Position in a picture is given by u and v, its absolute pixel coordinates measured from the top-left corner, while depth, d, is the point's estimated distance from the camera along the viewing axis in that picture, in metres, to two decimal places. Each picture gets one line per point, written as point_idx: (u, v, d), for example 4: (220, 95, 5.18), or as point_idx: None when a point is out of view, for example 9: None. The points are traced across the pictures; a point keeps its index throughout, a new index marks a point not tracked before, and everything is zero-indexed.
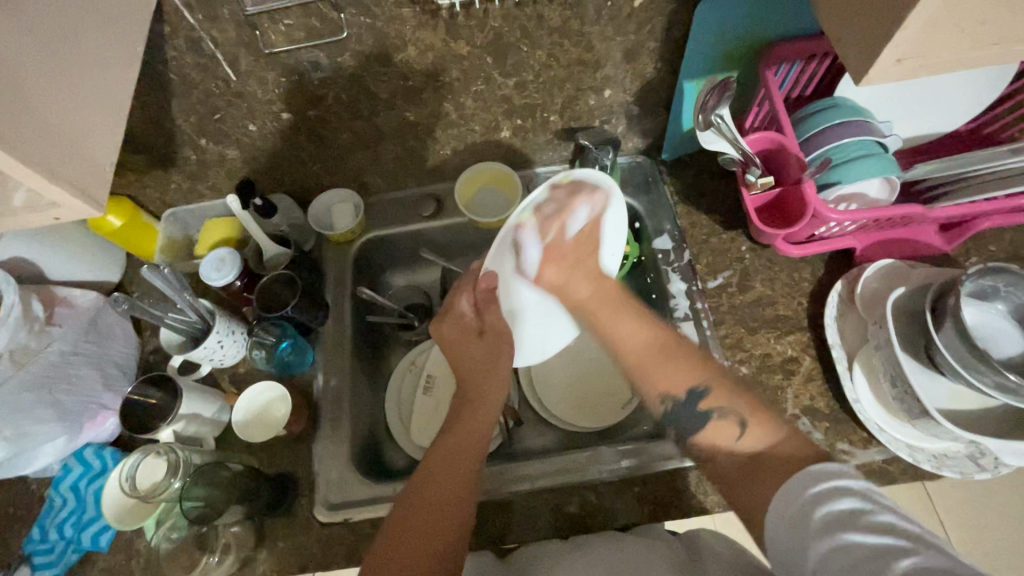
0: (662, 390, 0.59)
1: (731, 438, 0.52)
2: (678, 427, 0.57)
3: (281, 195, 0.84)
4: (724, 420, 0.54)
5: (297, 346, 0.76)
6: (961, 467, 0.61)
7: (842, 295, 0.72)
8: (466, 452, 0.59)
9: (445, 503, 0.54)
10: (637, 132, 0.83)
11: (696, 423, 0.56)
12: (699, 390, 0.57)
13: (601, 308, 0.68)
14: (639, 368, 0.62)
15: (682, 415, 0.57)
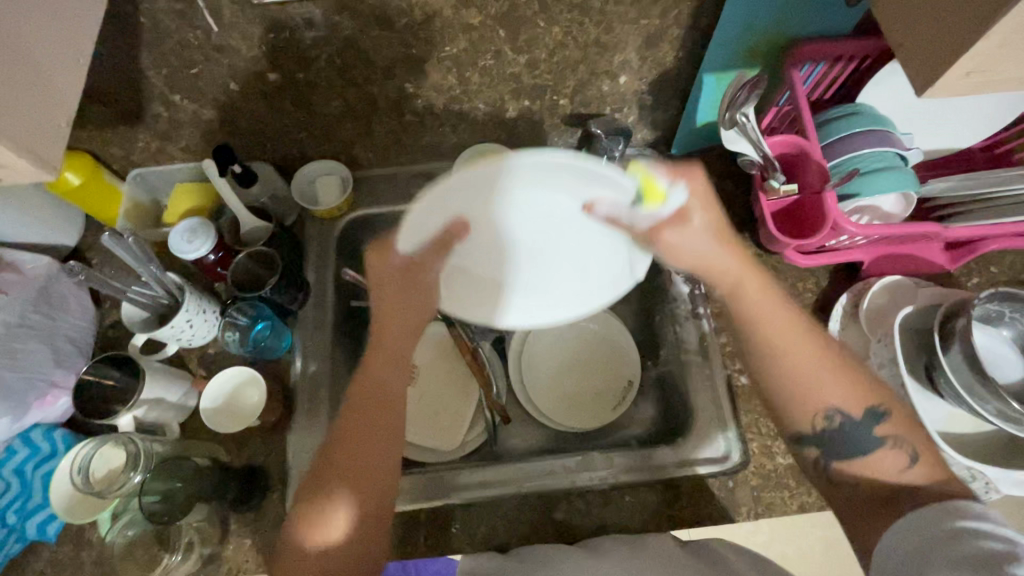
0: (815, 408, 0.53)
1: (896, 469, 0.49)
2: (826, 449, 0.53)
3: (261, 162, 0.77)
4: (894, 450, 0.50)
5: (274, 328, 0.71)
6: None
7: (846, 309, 0.71)
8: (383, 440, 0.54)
9: (374, 462, 0.53)
10: (647, 123, 0.79)
11: (847, 449, 0.52)
12: (877, 411, 0.52)
13: (721, 259, 0.58)
14: (811, 375, 0.53)
15: (841, 437, 0.52)
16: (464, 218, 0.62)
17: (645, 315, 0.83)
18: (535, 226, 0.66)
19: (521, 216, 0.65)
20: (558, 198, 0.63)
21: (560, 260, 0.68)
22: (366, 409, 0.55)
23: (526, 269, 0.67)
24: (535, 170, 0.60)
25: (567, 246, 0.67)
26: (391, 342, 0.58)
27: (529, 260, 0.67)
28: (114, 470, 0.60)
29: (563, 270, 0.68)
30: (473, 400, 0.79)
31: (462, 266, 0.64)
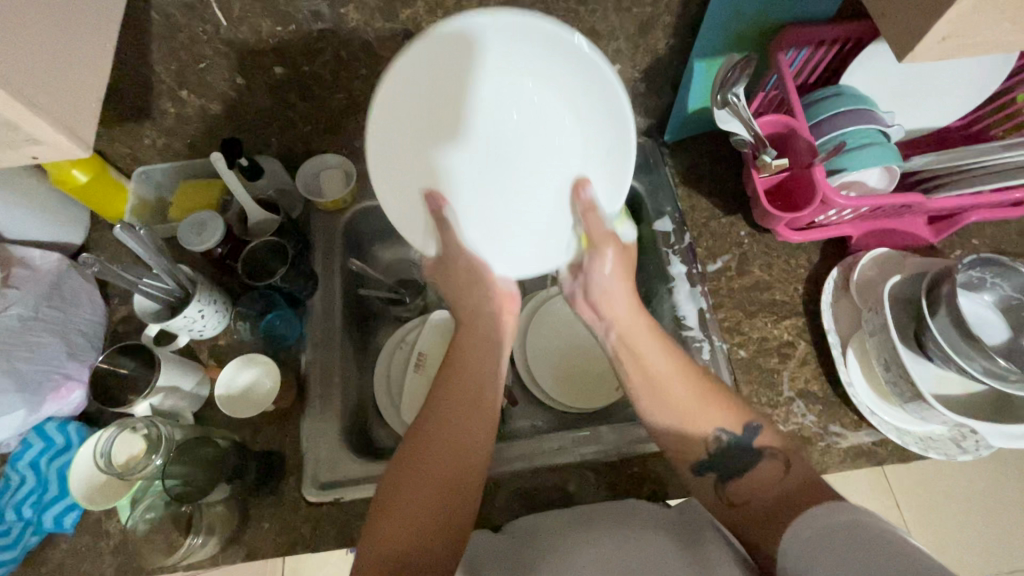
0: (705, 430, 0.57)
1: (774, 477, 0.53)
2: (721, 470, 0.56)
3: (266, 156, 0.78)
4: (771, 460, 0.55)
5: (285, 318, 0.73)
6: (944, 449, 0.64)
7: (837, 282, 0.74)
8: (468, 434, 0.55)
9: (451, 474, 0.53)
10: (640, 110, 0.82)
11: (737, 465, 0.55)
12: (753, 427, 0.56)
13: (625, 317, 0.61)
14: (696, 398, 0.57)
15: (728, 459, 0.56)
16: (430, 124, 0.51)
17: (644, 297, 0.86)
18: (506, 130, 0.53)
19: (492, 120, 0.52)
20: (538, 123, 0.53)
21: (531, 168, 0.55)
22: (437, 422, 0.56)
23: (488, 185, 0.56)
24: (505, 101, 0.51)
25: (534, 144, 0.54)
26: (470, 366, 0.60)
27: (488, 166, 0.55)
28: (133, 458, 0.61)
29: (522, 173, 0.56)
30: None
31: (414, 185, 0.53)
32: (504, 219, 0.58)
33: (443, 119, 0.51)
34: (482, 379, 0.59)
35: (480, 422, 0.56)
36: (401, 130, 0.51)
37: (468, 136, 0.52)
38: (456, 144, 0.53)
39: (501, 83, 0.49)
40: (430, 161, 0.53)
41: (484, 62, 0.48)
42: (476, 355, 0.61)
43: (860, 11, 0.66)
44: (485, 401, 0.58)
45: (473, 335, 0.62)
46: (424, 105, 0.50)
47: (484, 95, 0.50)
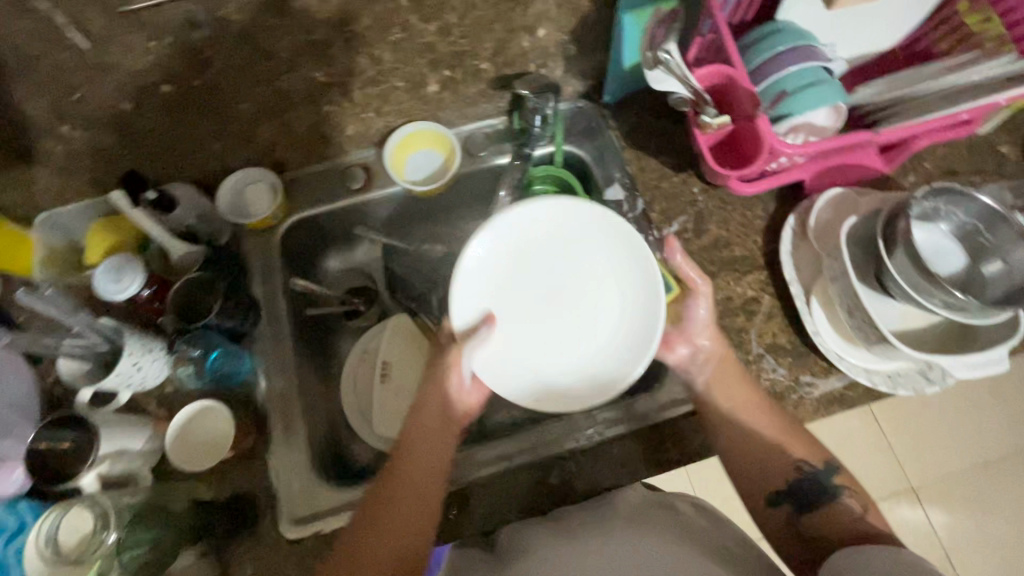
0: (790, 460, 0.58)
1: (851, 517, 0.55)
2: (796, 501, 0.57)
3: (178, 182, 0.70)
4: (850, 498, 0.56)
5: (229, 355, 0.67)
6: (912, 383, 0.65)
7: (795, 229, 0.72)
8: (425, 483, 0.56)
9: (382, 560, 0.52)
10: (576, 73, 0.77)
11: (817, 499, 0.56)
12: (833, 465, 0.58)
13: (720, 344, 0.64)
14: (772, 430, 0.59)
15: (807, 492, 0.57)
16: (518, 266, 0.64)
17: None
18: (562, 304, 0.65)
19: (553, 284, 0.65)
20: (592, 304, 0.64)
21: (561, 326, 0.64)
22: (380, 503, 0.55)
23: (524, 325, 0.64)
24: (590, 279, 0.64)
25: (572, 318, 0.64)
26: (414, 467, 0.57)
27: (534, 316, 0.64)
28: (78, 541, 0.54)
29: (549, 329, 0.64)
30: None
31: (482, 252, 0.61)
32: (524, 363, 0.63)
33: (527, 273, 0.64)
34: (443, 453, 0.58)
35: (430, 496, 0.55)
36: (497, 246, 0.62)
37: (542, 260, 0.64)
38: (523, 286, 0.64)
39: (592, 258, 0.64)
40: (500, 290, 0.63)
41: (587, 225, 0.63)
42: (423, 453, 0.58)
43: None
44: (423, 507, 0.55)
45: (430, 416, 0.60)
46: (520, 252, 0.64)
47: (572, 262, 0.64)
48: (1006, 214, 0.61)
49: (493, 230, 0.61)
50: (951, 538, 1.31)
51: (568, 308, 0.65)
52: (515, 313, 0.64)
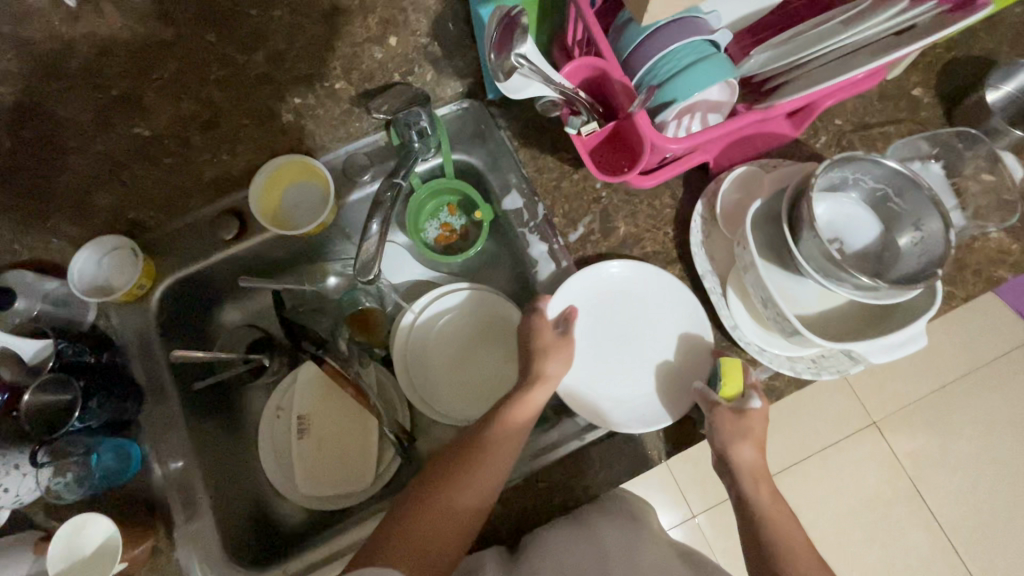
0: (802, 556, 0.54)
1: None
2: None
3: (12, 270, 0.62)
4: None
5: (112, 450, 0.62)
6: (837, 365, 0.61)
7: (704, 216, 0.67)
8: (482, 490, 0.55)
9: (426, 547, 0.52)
10: (450, 75, 0.69)
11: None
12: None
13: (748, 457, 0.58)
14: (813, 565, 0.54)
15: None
16: (610, 301, 0.66)
17: (521, 279, 0.78)
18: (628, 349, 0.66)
19: (630, 324, 0.66)
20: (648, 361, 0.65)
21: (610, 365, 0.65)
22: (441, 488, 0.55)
23: (601, 359, 0.65)
24: (669, 348, 0.65)
25: (641, 370, 0.65)
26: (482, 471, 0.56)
27: (603, 344, 0.66)
28: None
29: (620, 371, 0.65)
30: (375, 432, 0.74)
31: (620, 282, 0.66)
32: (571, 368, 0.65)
33: (617, 311, 0.66)
34: (502, 464, 0.57)
35: (478, 503, 0.55)
36: (596, 277, 0.66)
37: (630, 315, 0.66)
38: (610, 312, 0.66)
39: (675, 328, 0.65)
40: (587, 319, 0.66)
41: (674, 299, 0.66)
42: (493, 457, 0.56)
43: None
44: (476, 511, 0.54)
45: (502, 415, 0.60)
46: (621, 286, 0.66)
47: (658, 327, 0.66)
48: (912, 176, 0.56)
49: (636, 265, 0.66)
50: (923, 467, 1.32)
51: (644, 362, 0.65)
52: (596, 345, 0.66)
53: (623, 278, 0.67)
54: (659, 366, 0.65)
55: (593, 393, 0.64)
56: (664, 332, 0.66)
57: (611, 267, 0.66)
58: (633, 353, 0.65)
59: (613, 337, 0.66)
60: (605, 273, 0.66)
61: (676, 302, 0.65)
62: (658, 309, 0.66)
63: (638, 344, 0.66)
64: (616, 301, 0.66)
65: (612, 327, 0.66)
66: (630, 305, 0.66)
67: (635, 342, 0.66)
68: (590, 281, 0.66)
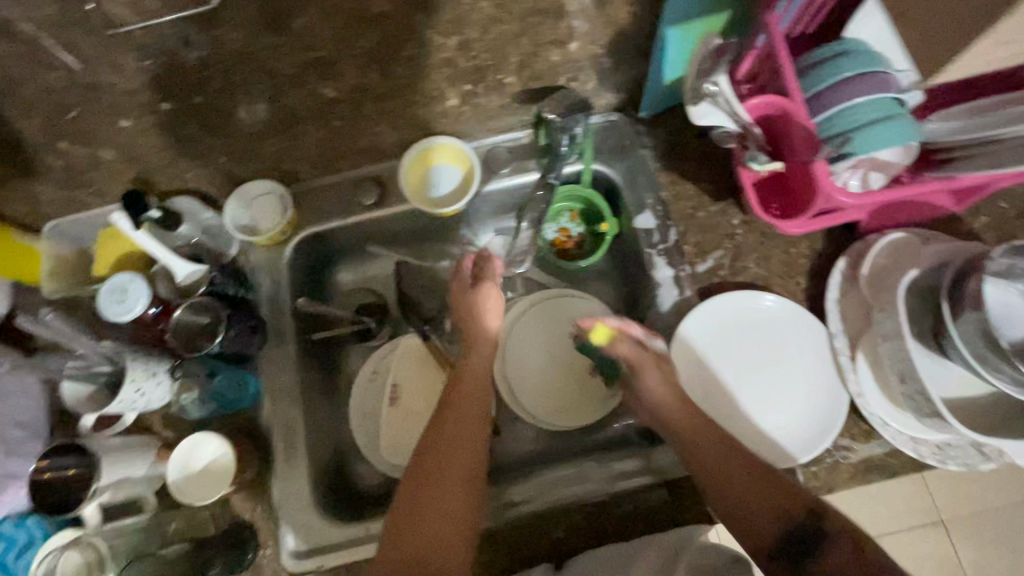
0: (772, 507, 0.52)
1: (851, 559, 0.48)
2: (791, 555, 0.51)
3: (181, 197, 0.67)
4: (841, 542, 0.49)
5: (232, 378, 0.66)
6: (963, 458, 0.59)
7: (845, 274, 0.65)
8: (468, 426, 0.60)
9: (437, 556, 0.53)
10: (608, 87, 0.70)
11: (810, 552, 0.50)
12: (821, 512, 0.51)
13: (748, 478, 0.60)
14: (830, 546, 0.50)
15: (801, 543, 0.51)
16: (751, 331, 0.66)
17: (629, 298, 0.78)
18: (757, 384, 0.65)
19: (766, 362, 0.65)
20: (776, 402, 0.64)
21: (734, 394, 0.65)
22: (422, 492, 0.56)
23: (723, 379, 0.66)
24: (798, 393, 0.64)
25: (761, 402, 0.64)
26: (457, 453, 0.58)
27: (730, 367, 0.66)
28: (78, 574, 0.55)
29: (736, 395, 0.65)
30: (461, 415, 0.75)
31: (769, 314, 0.65)
32: (692, 382, 0.66)
33: (754, 344, 0.66)
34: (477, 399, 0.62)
35: (471, 446, 0.59)
36: (745, 304, 0.66)
37: (767, 348, 0.65)
38: (748, 345, 0.66)
39: (809, 376, 0.64)
40: (721, 338, 0.66)
41: (815, 347, 0.64)
42: (467, 429, 0.60)
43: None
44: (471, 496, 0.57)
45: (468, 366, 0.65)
46: (766, 322, 0.65)
47: (792, 368, 0.64)
48: None
49: (790, 305, 0.65)
50: None
51: (766, 398, 0.64)
52: (721, 365, 0.66)
53: (775, 312, 0.65)
54: (780, 404, 0.64)
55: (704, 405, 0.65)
56: (797, 375, 0.64)
57: (765, 298, 0.65)
58: (757, 384, 0.65)
59: (743, 363, 0.66)
60: (756, 301, 0.66)
61: (817, 350, 0.64)
62: (798, 353, 0.65)
63: (768, 378, 0.65)
64: (758, 331, 0.66)
65: (745, 354, 0.66)
66: (770, 339, 0.65)
67: (764, 375, 0.65)
68: (739, 305, 0.66)
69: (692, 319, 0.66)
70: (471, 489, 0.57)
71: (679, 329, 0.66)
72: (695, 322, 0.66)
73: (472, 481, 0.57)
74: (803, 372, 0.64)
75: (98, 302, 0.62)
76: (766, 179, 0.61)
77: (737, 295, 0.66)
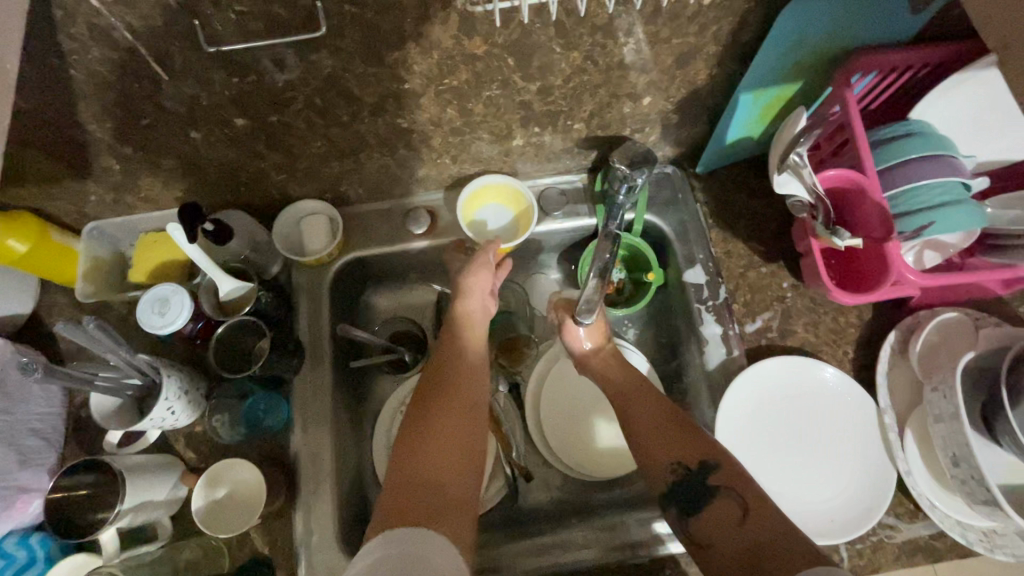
0: (664, 464, 0.56)
1: (729, 520, 0.50)
2: (679, 505, 0.54)
3: (235, 210, 0.67)
4: (725, 501, 0.51)
5: (271, 403, 0.64)
6: (1011, 548, 0.57)
7: (895, 348, 0.65)
8: (463, 371, 0.61)
9: (447, 492, 0.50)
10: (669, 141, 0.71)
11: (696, 499, 0.53)
12: (710, 464, 0.54)
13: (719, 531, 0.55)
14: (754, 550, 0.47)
15: (687, 492, 0.54)
16: (802, 400, 0.65)
17: (669, 349, 0.77)
18: (802, 455, 0.64)
19: (814, 434, 0.64)
20: (818, 476, 0.63)
21: (780, 463, 0.64)
22: (423, 441, 0.54)
23: (768, 442, 0.64)
24: (842, 472, 0.62)
25: (803, 472, 0.63)
26: (458, 396, 0.58)
27: (776, 431, 0.65)
28: None
29: (778, 460, 0.64)
30: (491, 454, 0.72)
31: (824, 388, 0.65)
32: (737, 443, 0.64)
33: (803, 413, 0.65)
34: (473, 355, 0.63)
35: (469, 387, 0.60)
36: (802, 372, 0.65)
37: (817, 420, 0.64)
38: (797, 412, 0.65)
39: (856, 456, 0.63)
40: (772, 401, 0.65)
41: (865, 428, 0.63)
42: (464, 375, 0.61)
43: (968, 25, 0.55)
44: (474, 439, 0.56)
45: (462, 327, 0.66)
46: (818, 392, 0.65)
47: (839, 444, 0.64)
48: None
49: (848, 382, 0.64)
50: None
51: (809, 471, 0.63)
52: (769, 428, 0.65)
53: (831, 386, 0.65)
54: (822, 479, 0.62)
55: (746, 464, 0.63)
56: (843, 454, 0.63)
57: (824, 371, 0.65)
58: (802, 453, 0.64)
59: (791, 430, 0.65)
60: (815, 373, 0.65)
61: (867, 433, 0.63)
62: (848, 430, 0.64)
63: (814, 450, 0.64)
64: (811, 401, 0.65)
65: (794, 422, 0.65)
66: (821, 412, 0.65)
67: (810, 448, 0.64)
68: (797, 373, 0.65)
69: (746, 377, 0.65)
70: (471, 434, 0.56)
71: (734, 380, 0.65)
72: (749, 377, 0.65)
73: (472, 422, 0.57)
74: (849, 451, 0.63)
75: (139, 312, 0.60)
76: (832, 255, 0.61)
77: (788, 359, 0.65)
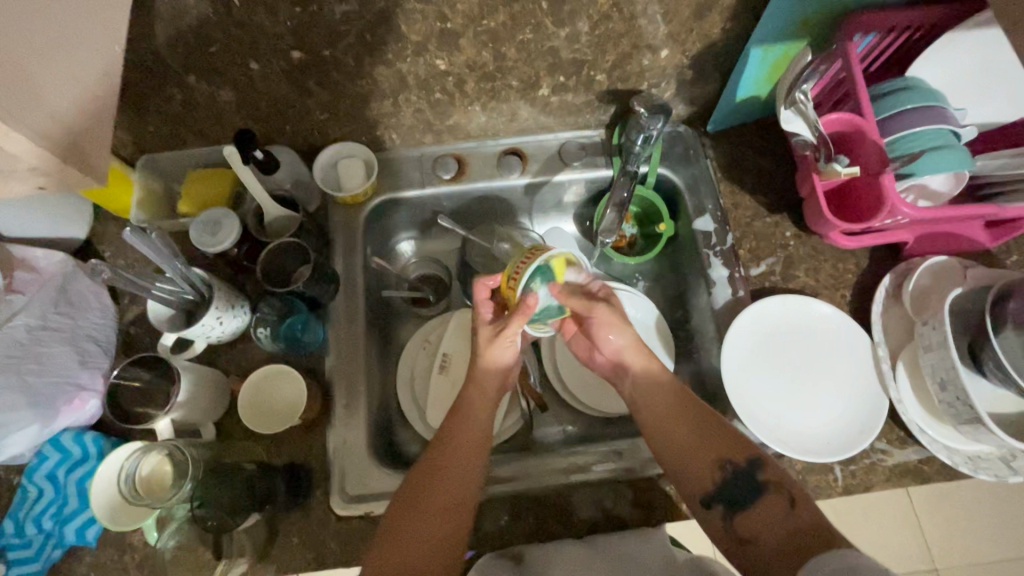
0: (710, 461, 0.58)
1: (780, 515, 0.53)
2: (727, 504, 0.56)
3: (283, 147, 0.73)
4: (775, 497, 0.54)
5: (308, 324, 0.69)
6: (994, 469, 0.62)
7: (889, 290, 0.70)
8: (474, 430, 0.60)
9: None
10: (683, 99, 0.76)
11: (744, 499, 0.55)
12: (753, 461, 0.56)
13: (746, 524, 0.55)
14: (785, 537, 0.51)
15: (735, 490, 0.56)
16: (799, 332, 0.70)
17: (678, 298, 0.82)
18: (799, 382, 0.69)
19: (810, 364, 0.69)
20: (813, 401, 0.68)
21: (778, 389, 0.69)
22: (408, 522, 0.54)
23: (768, 370, 0.69)
24: (837, 397, 0.67)
25: (800, 397, 0.68)
26: (445, 490, 0.56)
27: (775, 360, 0.70)
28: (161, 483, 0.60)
29: (777, 387, 0.69)
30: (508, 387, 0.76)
31: (820, 321, 0.70)
32: (739, 372, 0.69)
33: (800, 344, 0.70)
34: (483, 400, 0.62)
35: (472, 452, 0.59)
36: (799, 309, 0.70)
37: (812, 351, 0.70)
38: (795, 344, 0.70)
39: (849, 384, 0.68)
40: (772, 334, 0.70)
41: (857, 359, 0.69)
42: (472, 432, 0.60)
43: None
44: (454, 535, 0.54)
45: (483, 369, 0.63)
46: (816, 324, 0.70)
47: (834, 373, 0.69)
48: None
49: (841, 317, 0.70)
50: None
51: (804, 395, 0.68)
52: (767, 358, 0.70)
53: (827, 321, 0.70)
54: (815, 402, 0.68)
55: (751, 394, 0.68)
56: (837, 381, 0.68)
57: (820, 307, 0.70)
58: (798, 380, 0.69)
59: (789, 360, 0.70)
60: (811, 308, 0.70)
61: (860, 363, 0.68)
62: (842, 361, 0.69)
63: (810, 377, 0.69)
64: (807, 333, 0.70)
65: (792, 352, 0.70)
66: (817, 343, 0.70)
67: (806, 376, 0.69)
68: (797, 308, 0.70)
69: (750, 310, 0.70)
70: (458, 517, 0.55)
71: (739, 315, 0.70)
72: (754, 311, 0.70)
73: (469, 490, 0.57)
74: (843, 378, 0.68)
75: (192, 231, 0.66)
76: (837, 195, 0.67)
77: (789, 299, 0.70)
